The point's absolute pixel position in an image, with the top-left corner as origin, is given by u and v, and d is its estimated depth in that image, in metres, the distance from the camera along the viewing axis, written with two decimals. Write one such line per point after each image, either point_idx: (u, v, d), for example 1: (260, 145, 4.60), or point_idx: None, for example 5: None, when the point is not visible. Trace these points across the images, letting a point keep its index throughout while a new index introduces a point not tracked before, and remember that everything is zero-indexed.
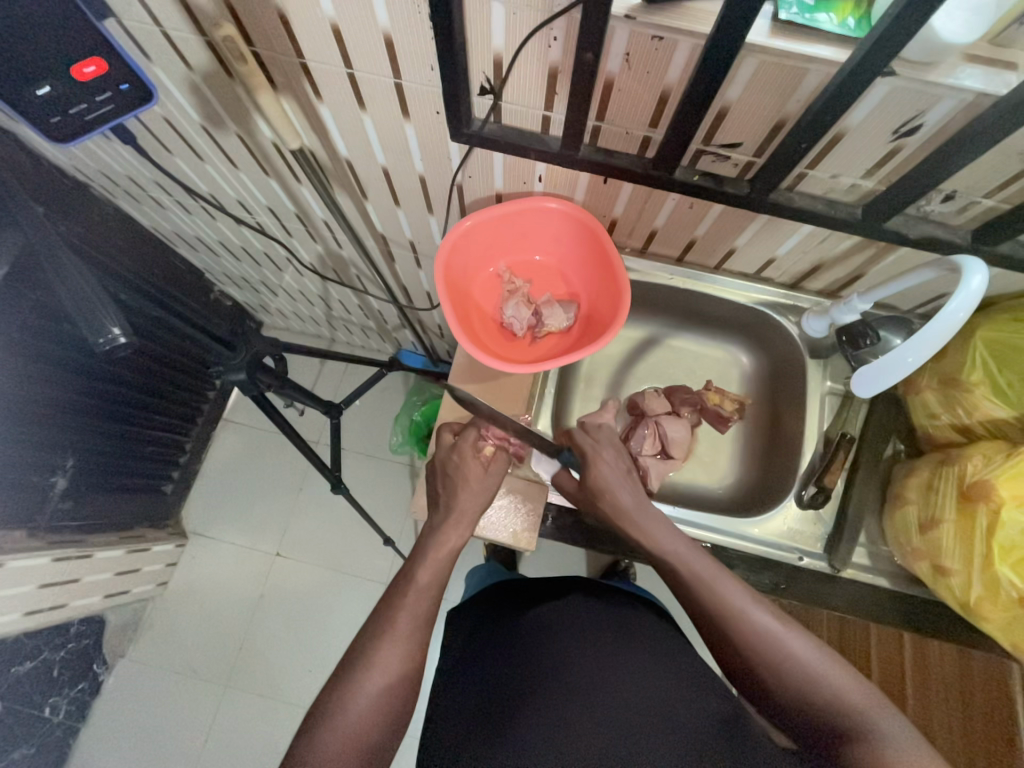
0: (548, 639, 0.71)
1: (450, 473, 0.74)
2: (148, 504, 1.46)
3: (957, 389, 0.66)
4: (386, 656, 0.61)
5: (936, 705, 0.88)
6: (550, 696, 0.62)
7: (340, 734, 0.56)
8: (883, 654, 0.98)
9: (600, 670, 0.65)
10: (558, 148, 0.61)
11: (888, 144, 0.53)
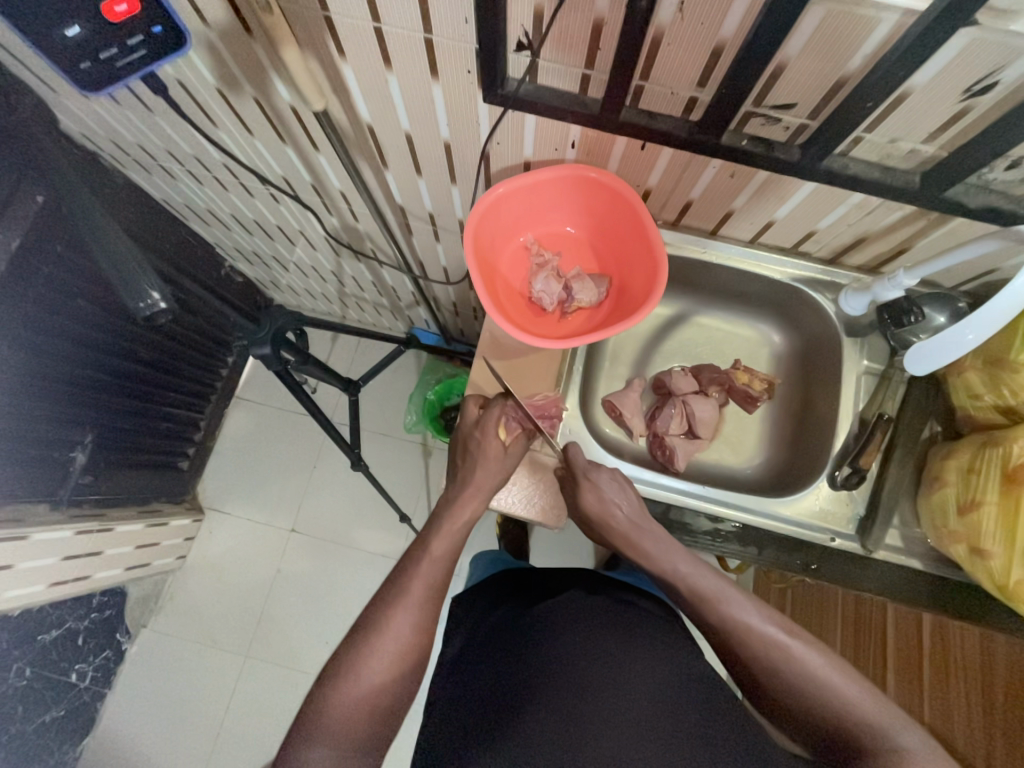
0: (560, 632, 0.69)
1: (472, 446, 0.76)
2: (165, 480, 1.47)
3: (1002, 369, 0.64)
4: (400, 623, 0.64)
5: (954, 687, 0.87)
6: (563, 695, 0.61)
7: (359, 695, 0.60)
8: (901, 634, 0.99)
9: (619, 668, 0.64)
10: (597, 110, 0.57)
11: (956, 105, 0.49)
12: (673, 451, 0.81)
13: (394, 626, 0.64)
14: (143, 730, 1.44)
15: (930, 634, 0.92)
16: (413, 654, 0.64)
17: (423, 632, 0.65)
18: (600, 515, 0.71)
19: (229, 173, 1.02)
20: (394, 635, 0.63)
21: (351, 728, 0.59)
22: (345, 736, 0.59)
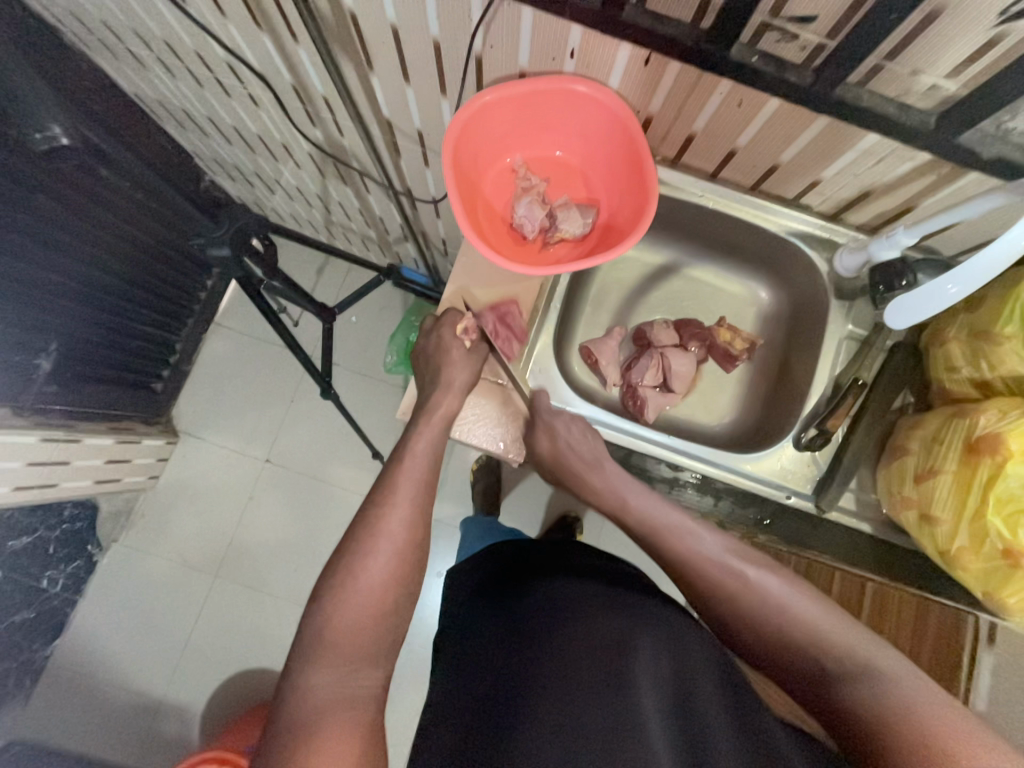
0: (549, 608, 0.67)
1: (433, 354, 0.76)
2: (136, 397, 1.44)
3: (986, 340, 0.62)
4: (394, 527, 0.64)
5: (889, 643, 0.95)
6: (557, 674, 0.58)
7: (358, 604, 0.59)
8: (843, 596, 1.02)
9: (618, 637, 0.61)
10: (599, 4, 0.51)
11: (989, 31, 0.45)
12: (644, 402, 0.80)
13: (386, 529, 0.64)
14: (111, 634, 1.48)
15: (870, 600, 0.94)
16: (408, 557, 0.63)
17: (414, 543, 0.65)
18: (552, 453, 0.73)
19: (203, 65, 0.93)
20: (387, 540, 0.63)
21: (354, 642, 0.57)
22: (351, 647, 0.57)
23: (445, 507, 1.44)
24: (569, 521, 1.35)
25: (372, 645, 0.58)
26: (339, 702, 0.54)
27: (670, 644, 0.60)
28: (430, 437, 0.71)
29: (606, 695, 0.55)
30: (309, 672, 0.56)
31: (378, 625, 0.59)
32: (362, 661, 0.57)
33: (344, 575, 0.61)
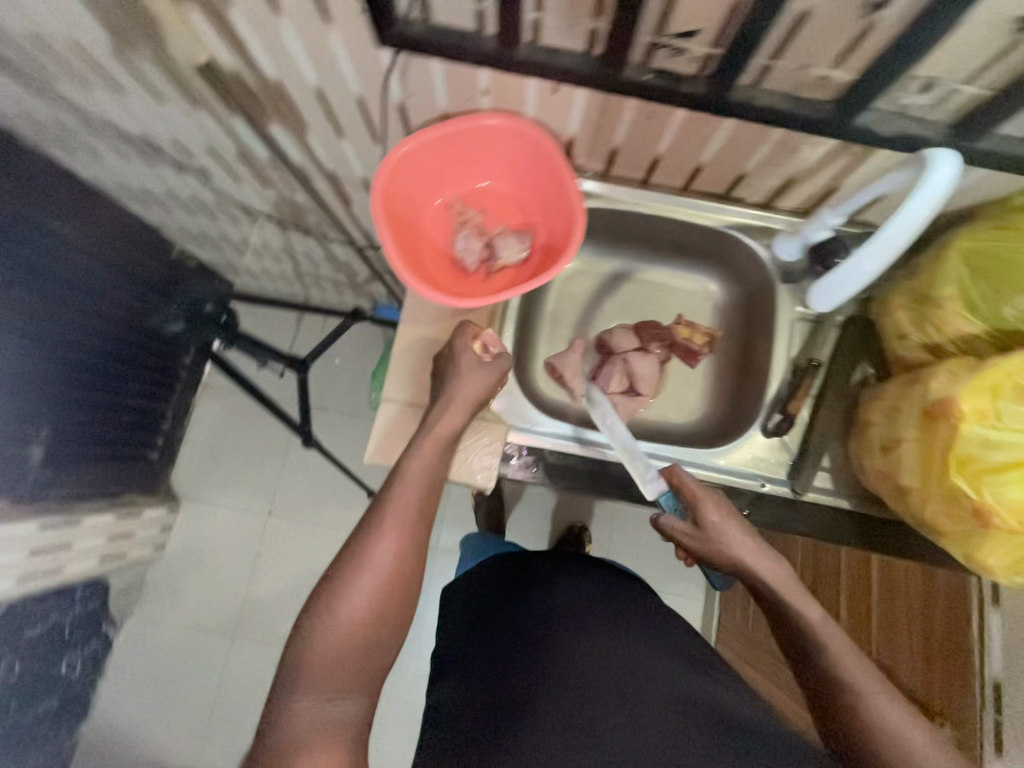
0: (545, 623, 0.69)
1: (444, 362, 0.68)
2: (134, 470, 1.45)
3: (930, 306, 0.63)
4: (382, 559, 0.58)
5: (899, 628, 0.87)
6: (556, 694, 0.61)
7: (342, 634, 0.55)
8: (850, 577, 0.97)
9: (614, 662, 0.64)
10: (495, 48, 0.54)
11: (859, 22, 0.47)
12: (614, 410, 0.81)
13: (373, 559, 0.58)
14: (135, 710, 1.47)
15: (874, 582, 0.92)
16: (397, 589, 0.58)
17: (405, 572, 0.59)
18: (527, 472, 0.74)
19: (152, 146, 0.97)
20: (376, 575, 0.58)
21: (336, 674, 0.55)
22: (339, 676, 0.55)
23: (449, 537, 1.43)
24: (576, 532, 1.33)
25: (359, 676, 0.56)
26: (324, 725, 0.53)
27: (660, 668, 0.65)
28: (433, 459, 0.65)
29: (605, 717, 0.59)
30: (296, 697, 0.54)
31: (363, 656, 0.56)
32: (349, 688, 0.55)
33: (330, 599, 0.57)
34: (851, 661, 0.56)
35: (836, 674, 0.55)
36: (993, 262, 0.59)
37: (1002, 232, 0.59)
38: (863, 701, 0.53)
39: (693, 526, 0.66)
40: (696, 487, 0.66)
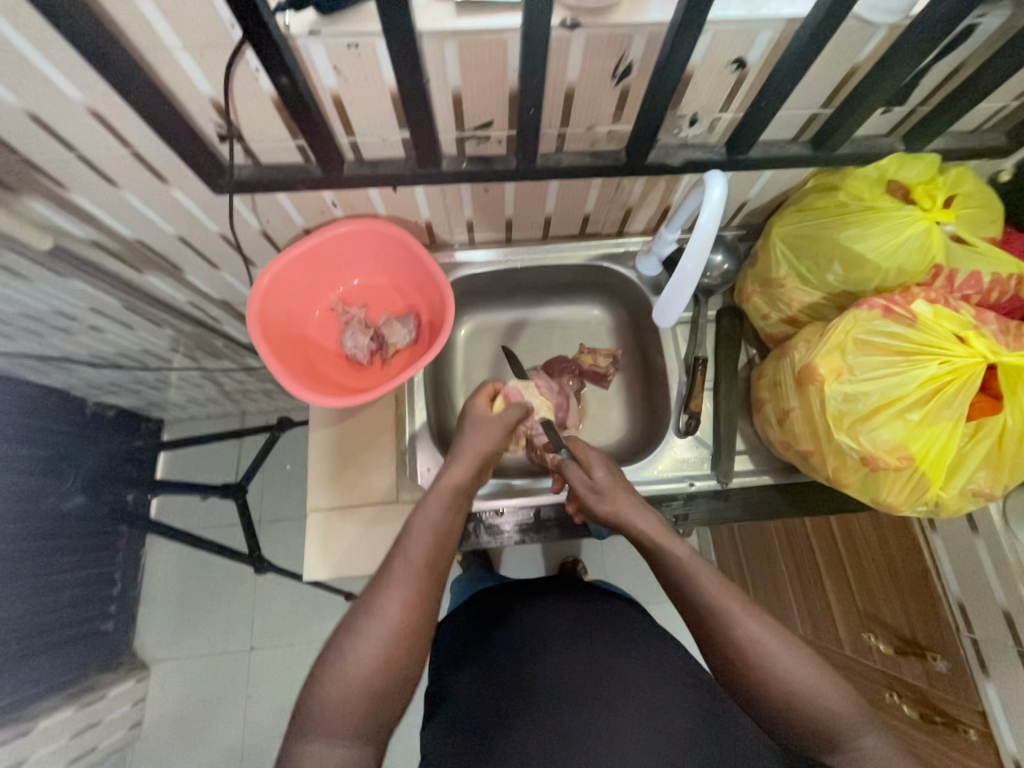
0: (530, 644, 0.67)
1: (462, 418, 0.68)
2: (89, 648, 1.30)
3: (773, 287, 0.71)
4: (393, 606, 0.53)
5: (874, 577, 0.88)
6: (540, 709, 0.59)
7: (352, 679, 0.50)
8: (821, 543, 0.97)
9: (601, 666, 0.63)
10: (322, 173, 0.60)
11: (616, 88, 0.55)
12: (544, 447, 0.77)
13: (387, 605, 0.53)
14: None
15: (840, 541, 0.93)
16: (415, 640, 0.53)
17: (419, 618, 0.53)
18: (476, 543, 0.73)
19: None
20: (393, 624, 0.52)
21: (346, 718, 0.48)
22: (349, 720, 0.48)
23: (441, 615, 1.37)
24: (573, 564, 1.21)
25: (359, 729, 0.48)
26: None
27: (647, 669, 0.62)
28: (445, 509, 0.61)
29: (593, 718, 0.57)
30: (302, 741, 0.48)
31: (371, 706, 0.49)
32: (351, 734, 0.48)
33: (342, 641, 0.51)
34: (720, 590, 0.52)
35: (706, 606, 0.51)
36: (805, 238, 0.67)
37: (803, 214, 0.68)
38: (730, 628, 0.50)
39: (586, 482, 0.62)
40: (592, 451, 0.65)
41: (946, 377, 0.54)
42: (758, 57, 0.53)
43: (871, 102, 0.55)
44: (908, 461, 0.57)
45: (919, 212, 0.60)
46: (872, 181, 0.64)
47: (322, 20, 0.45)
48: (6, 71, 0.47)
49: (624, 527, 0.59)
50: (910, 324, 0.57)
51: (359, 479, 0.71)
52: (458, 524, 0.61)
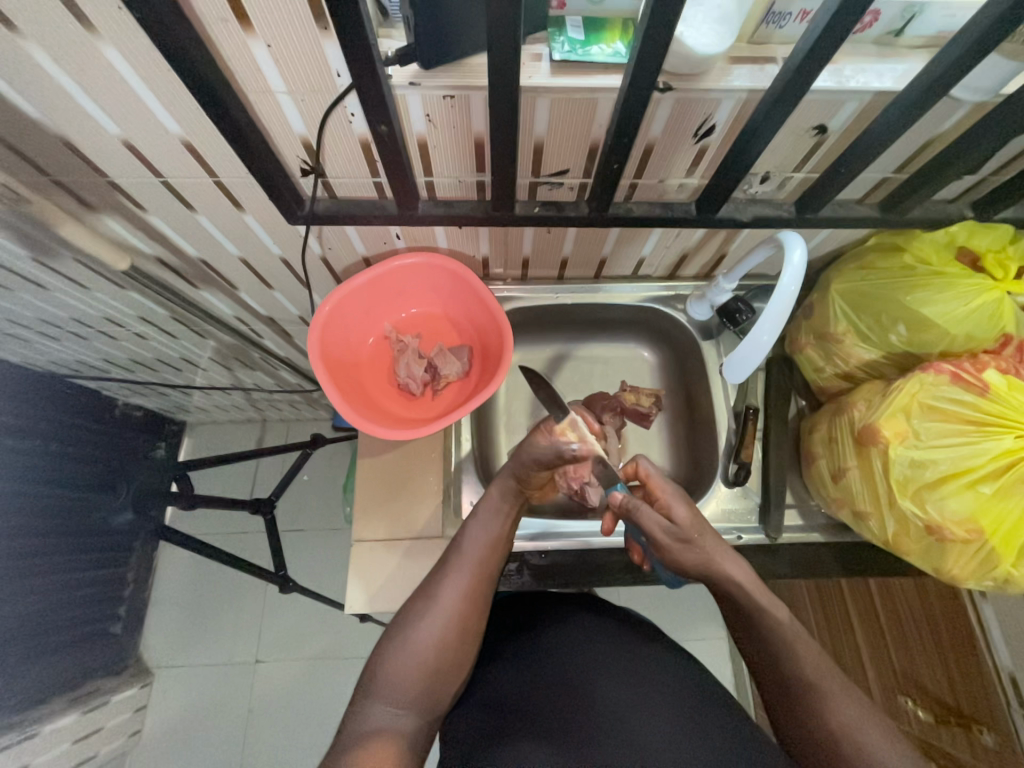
0: (557, 636, 0.68)
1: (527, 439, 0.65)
2: (97, 653, 1.19)
3: (830, 341, 0.71)
4: (449, 597, 0.57)
5: (914, 644, 0.84)
6: (569, 696, 0.60)
7: (413, 656, 0.54)
8: (857, 607, 0.94)
9: (627, 667, 0.64)
10: (397, 210, 0.61)
11: (694, 145, 0.56)
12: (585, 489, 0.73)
13: (444, 594, 0.58)
14: None
15: (878, 603, 0.90)
16: (467, 630, 0.57)
17: (474, 608, 0.58)
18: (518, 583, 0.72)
19: None
20: (450, 611, 0.57)
21: (408, 688, 0.53)
22: (410, 690, 0.53)
23: None
24: None
25: (419, 701, 0.53)
26: (383, 734, 0.49)
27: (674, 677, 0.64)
28: (496, 516, 0.63)
29: (618, 708, 0.58)
30: (366, 704, 0.52)
31: (428, 682, 0.54)
32: (411, 705, 0.53)
33: (406, 620, 0.57)
34: (815, 668, 0.53)
35: (800, 679, 0.53)
36: (867, 297, 0.67)
37: (865, 272, 0.68)
38: (824, 709, 0.51)
39: (665, 526, 0.58)
40: (667, 488, 0.61)
41: (1022, 453, 0.54)
42: (840, 125, 0.54)
43: (950, 173, 0.55)
44: (977, 534, 0.56)
45: (991, 282, 0.60)
46: (941, 245, 0.64)
47: (425, 73, 0.46)
48: (114, 103, 0.49)
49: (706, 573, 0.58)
50: (982, 393, 0.56)
51: (406, 511, 0.71)
52: (510, 527, 0.64)
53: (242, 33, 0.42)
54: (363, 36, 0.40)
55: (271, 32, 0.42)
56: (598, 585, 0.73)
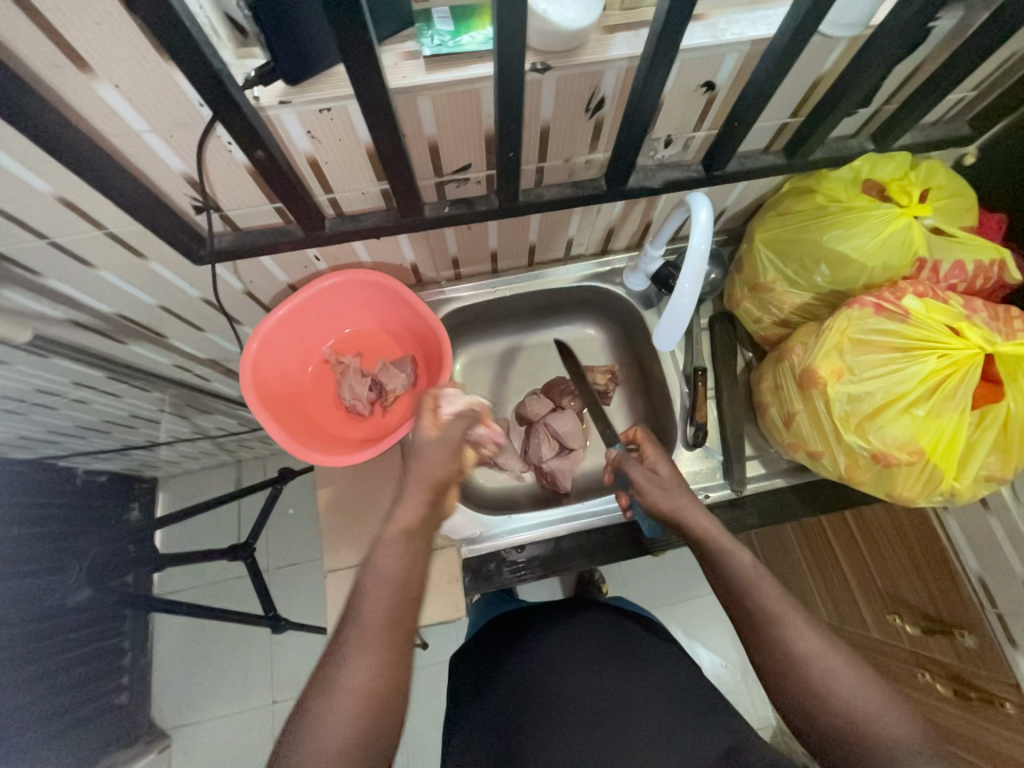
0: (535, 657, 0.71)
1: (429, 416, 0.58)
2: (107, 727, 1.15)
3: (763, 291, 0.71)
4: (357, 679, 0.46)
5: (892, 564, 0.87)
6: (555, 714, 0.64)
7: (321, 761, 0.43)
8: (839, 540, 0.97)
9: (612, 678, 0.67)
10: (303, 232, 0.60)
11: (589, 120, 0.56)
12: (554, 475, 0.81)
13: (349, 677, 0.46)
14: None
15: (856, 531, 0.93)
16: (386, 714, 0.46)
17: (389, 679, 0.47)
18: (500, 581, 0.72)
19: None
20: (356, 699, 0.45)
21: None
22: None
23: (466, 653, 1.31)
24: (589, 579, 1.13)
25: None
26: None
27: (651, 671, 0.68)
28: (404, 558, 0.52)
29: (603, 716, 0.63)
30: None
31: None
32: None
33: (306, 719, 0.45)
34: (777, 602, 0.54)
35: (762, 610, 0.54)
36: (788, 242, 0.67)
37: (782, 218, 0.69)
38: (787, 641, 0.52)
39: (649, 476, 0.63)
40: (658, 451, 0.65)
41: (946, 371, 0.55)
42: (726, 78, 0.54)
43: (840, 109, 0.56)
44: (919, 455, 0.58)
45: (898, 209, 0.61)
46: (848, 182, 0.66)
47: (292, 90, 0.44)
48: None
49: (675, 522, 0.61)
50: (903, 319, 0.58)
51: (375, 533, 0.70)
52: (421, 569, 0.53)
53: (82, 77, 0.40)
54: (207, 64, 0.38)
55: (112, 72, 0.40)
56: (582, 563, 0.73)
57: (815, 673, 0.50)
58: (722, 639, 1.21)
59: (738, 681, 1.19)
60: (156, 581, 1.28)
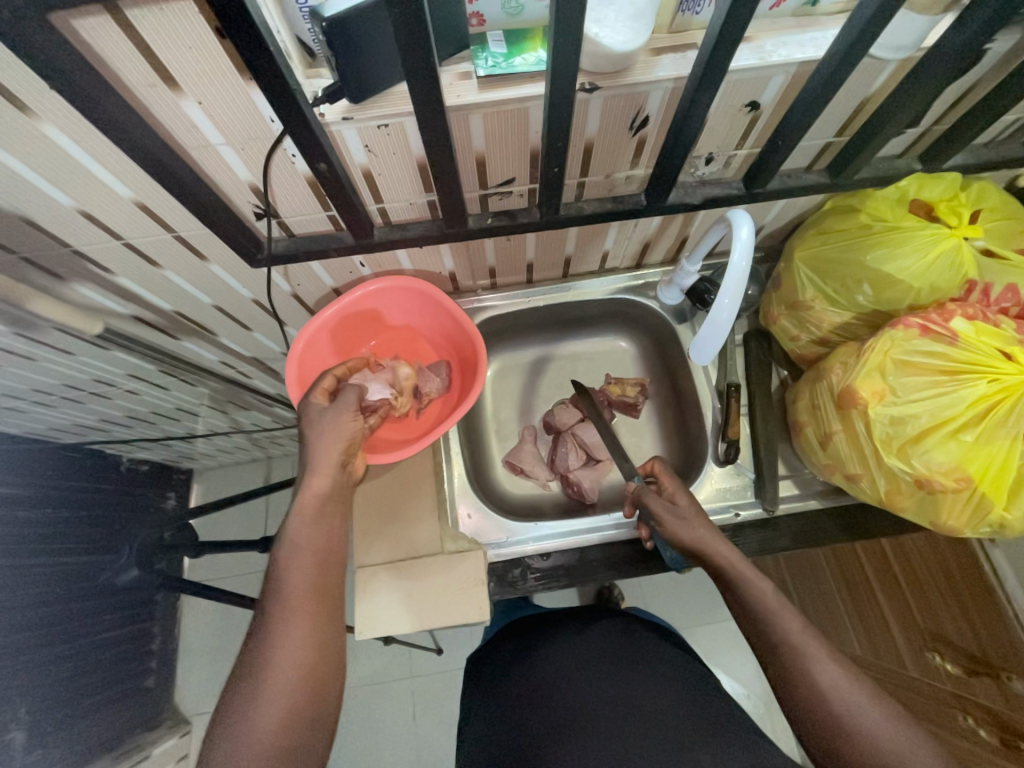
0: (554, 659, 0.71)
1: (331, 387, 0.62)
2: (133, 709, 1.19)
3: (801, 309, 0.71)
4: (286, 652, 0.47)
5: (932, 596, 0.84)
6: (572, 716, 0.64)
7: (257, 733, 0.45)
8: (874, 570, 0.93)
9: (631, 686, 0.66)
10: (353, 239, 0.63)
11: (632, 137, 0.57)
12: (580, 484, 0.81)
13: (279, 650, 0.47)
14: None
15: (893, 560, 0.90)
16: (319, 681, 0.48)
17: (319, 645, 0.49)
18: (524, 588, 0.72)
19: None
20: (286, 670, 0.47)
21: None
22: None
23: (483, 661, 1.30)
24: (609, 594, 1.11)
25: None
26: None
27: (674, 683, 0.66)
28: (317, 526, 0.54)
29: (621, 723, 0.62)
30: None
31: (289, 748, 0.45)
32: None
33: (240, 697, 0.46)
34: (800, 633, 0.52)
35: (784, 642, 0.52)
36: (829, 260, 0.67)
37: (823, 237, 0.68)
38: (809, 674, 0.50)
39: (667, 505, 0.64)
40: (673, 480, 0.66)
41: (996, 396, 0.54)
42: (771, 99, 0.54)
43: (888, 130, 0.56)
44: (966, 482, 0.56)
45: (946, 230, 0.60)
46: (893, 201, 0.65)
47: (355, 108, 0.48)
48: (64, 178, 0.50)
49: (696, 552, 0.60)
50: (951, 342, 0.56)
51: (404, 533, 0.71)
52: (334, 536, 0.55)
53: (171, 95, 0.44)
54: (284, 84, 0.41)
55: (198, 90, 0.44)
56: (607, 574, 0.73)
57: (841, 710, 0.48)
58: (746, 667, 1.17)
59: (760, 711, 1.15)
60: (184, 566, 1.33)
